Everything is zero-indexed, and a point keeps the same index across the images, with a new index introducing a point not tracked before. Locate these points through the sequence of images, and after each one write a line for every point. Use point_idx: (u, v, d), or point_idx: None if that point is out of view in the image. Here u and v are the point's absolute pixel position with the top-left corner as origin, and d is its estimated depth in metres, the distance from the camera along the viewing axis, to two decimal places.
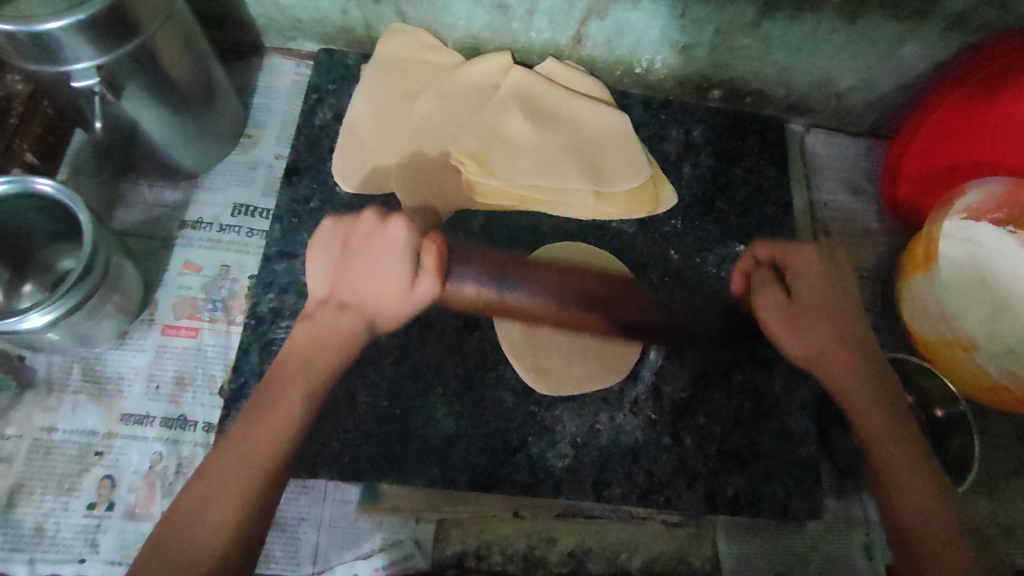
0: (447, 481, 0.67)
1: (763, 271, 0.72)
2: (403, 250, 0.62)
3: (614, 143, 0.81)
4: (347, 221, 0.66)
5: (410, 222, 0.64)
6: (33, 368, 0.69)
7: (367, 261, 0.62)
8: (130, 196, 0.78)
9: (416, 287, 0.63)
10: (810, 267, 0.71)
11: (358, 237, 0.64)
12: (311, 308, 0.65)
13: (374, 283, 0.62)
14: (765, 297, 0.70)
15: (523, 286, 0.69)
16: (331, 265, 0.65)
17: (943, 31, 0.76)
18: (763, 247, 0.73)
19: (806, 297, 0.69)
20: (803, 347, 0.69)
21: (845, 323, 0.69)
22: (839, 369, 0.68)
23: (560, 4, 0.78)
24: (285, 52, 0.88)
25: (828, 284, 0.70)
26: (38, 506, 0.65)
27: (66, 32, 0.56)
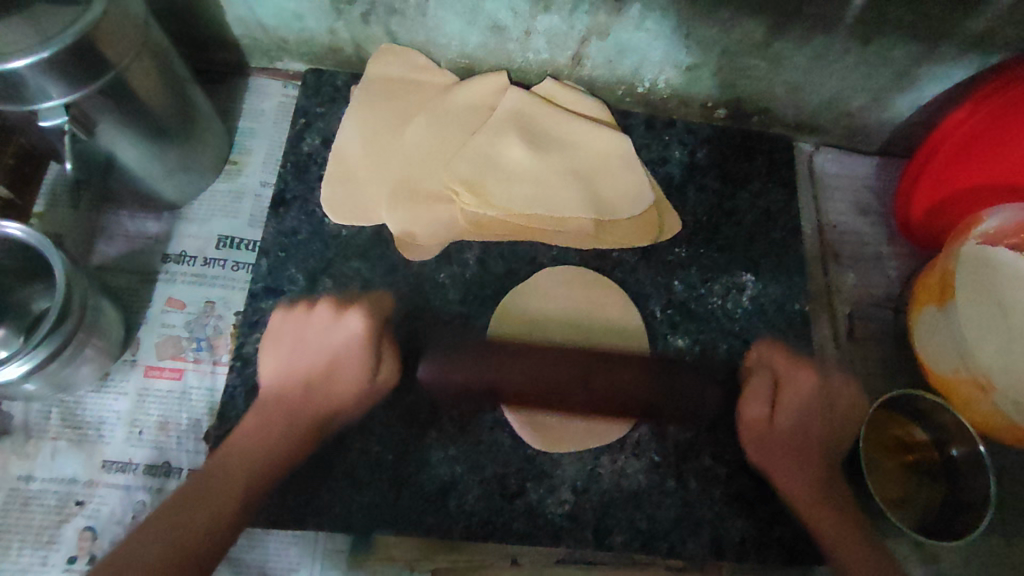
0: (442, 530, 0.64)
1: (761, 377, 0.65)
2: (362, 350, 0.61)
3: (615, 169, 0.78)
4: (297, 313, 0.63)
5: (371, 309, 0.62)
6: (9, 413, 0.67)
7: (319, 356, 0.61)
8: (110, 227, 0.75)
9: (376, 377, 0.63)
10: (801, 392, 0.64)
11: (312, 330, 0.62)
12: (262, 400, 0.61)
13: (325, 370, 0.61)
14: (750, 403, 0.64)
15: (511, 377, 0.65)
16: (276, 361, 0.62)
17: (960, 52, 0.72)
18: (767, 351, 0.66)
19: (784, 413, 0.64)
20: (759, 454, 0.65)
21: (819, 433, 0.65)
22: (797, 482, 0.64)
23: (558, 23, 0.74)
24: (271, 72, 0.85)
25: (820, 410, 0.64)
26: (16, 561, 0.62)
27: (32, 72, 0.52)
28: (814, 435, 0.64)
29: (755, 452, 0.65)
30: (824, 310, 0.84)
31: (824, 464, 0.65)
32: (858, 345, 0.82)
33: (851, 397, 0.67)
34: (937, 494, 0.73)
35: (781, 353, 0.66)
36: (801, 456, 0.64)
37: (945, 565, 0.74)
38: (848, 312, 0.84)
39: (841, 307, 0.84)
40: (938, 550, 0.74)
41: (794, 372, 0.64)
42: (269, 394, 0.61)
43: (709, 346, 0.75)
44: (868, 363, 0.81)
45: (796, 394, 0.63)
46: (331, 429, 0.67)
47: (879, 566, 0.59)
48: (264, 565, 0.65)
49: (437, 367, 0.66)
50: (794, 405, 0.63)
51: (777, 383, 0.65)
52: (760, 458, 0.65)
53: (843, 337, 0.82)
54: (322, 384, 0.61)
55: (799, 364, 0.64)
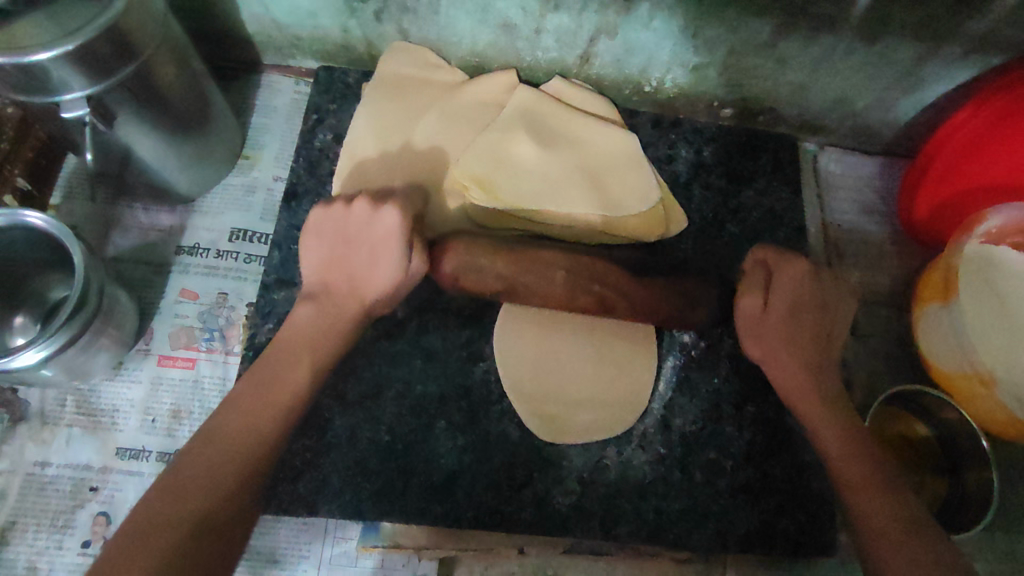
0: (451, 518, 0.65)
1: (757, 275, 0.67)
2: (399, 234, 0.61)
3: (623, 166, 0.79)
4: (337, 208, 0.65)
5: (403, 206, 0.63)
6: (25, 400, 0.68)
7: (366, 237, 0.63)
8: (125, 220, 0.76)
9: (411, 266, 0.63)
10: (788, 286, 0.67)
11: (353, 223, 0.64)
12: (312, 293, 0.65)
13: (368, 267, 0.63)
14: (744, 301, 0.68)
15: (523, 277, 0.65)
16: (322, 254, 0.65)
17: (964, 53, 0.73)
18: (762, 251, 0.67)
19: (780, 297, 0.67)
20: (761, 347, 0.68)
21: (806, 356, 0.67)
22: (832, 435, 0.63)
23: (567, 23, 0.75)
24: (284, 69, 0.86)
25: (818, 307, 0.68)
26: (31, 544, 0.63)
27: (55, 63, 0.54)
28: (806, 320, 0.67)
29: (753, 344, 0.68)
30: None
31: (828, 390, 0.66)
32: (862, 342, 0.83)
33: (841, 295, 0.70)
34: (939, 489, 0.74)
35: (772, 249, 0.68)
36: (799, 340, 0.67)
37: None
38: (852, 310, 0.84)
39: None
40: None
41: (778, 269, 0.67)
42: (316, 285, 0.65)
43: (714, 342, 0.76)
44: (873, 360, 0.82)
45: (793, 279, 0.67)
46: (342, 419, 0.68)
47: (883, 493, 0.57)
48: (274, 552, 0.66)
49: (457, 257, 0.63)
50: (787, 300, 0.67)
51: (769, 273, 0.68)
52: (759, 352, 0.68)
53: (848, 334, 0.83)
54: (359, 256, 0.64)
55: (790, 253, 0.68)
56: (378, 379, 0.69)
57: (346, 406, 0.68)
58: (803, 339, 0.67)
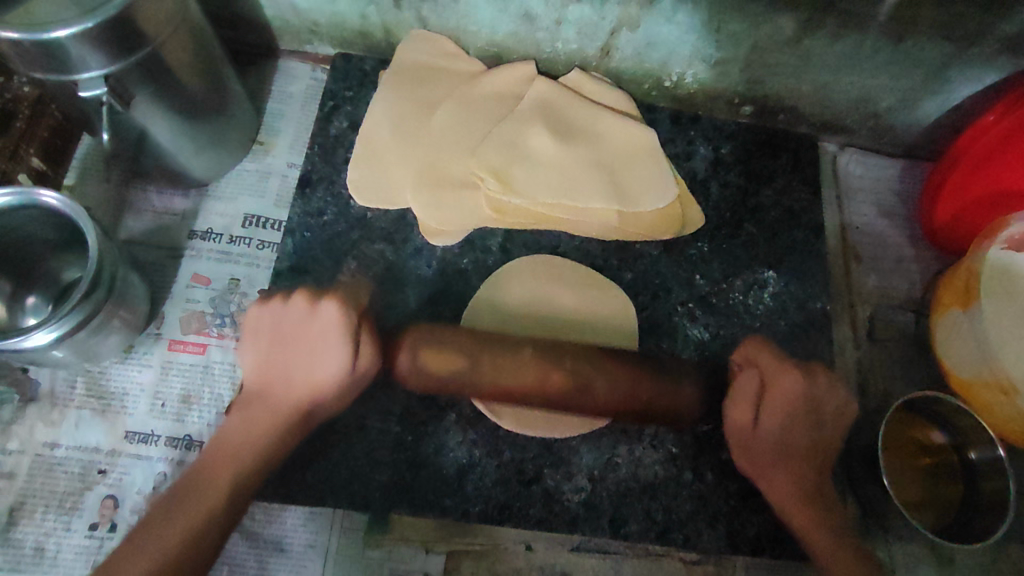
0: (459, 513, 0.65)
1: (748, 376, 0.63)
2: (337, 330, 0.59)
3: (641, 161, 0.77)
4: (274, 306, 0.61)
5: (347, 302, 0.60)
6: (36, 380, 0.68)
7: (306, 339, 0.59)
8: (138, 202, 0.76)
9: (355, 366, 0.59)
10: (789, 391, 0.62)
11: (289, 323, 0.60)
12: (245, 398, 0.61)
13: (308, 358, 0.59)
14: (743, 378, 0.63)
15: (501, 376, 0.61)
16: (257, 356, 0.61)
17: (994, 54, 0.72)
18: (754, 352, 0.64)
19: (771, 417, 0.62)
20: (749, 463, 0.65)
21: (807, 484, 0.63)
22: (782, 482, 0.64)
23: (589, 14, 0.74)
24: (301, 56, 0.86)
25: (805, 409, 0.63)
26: (40, 525, 0.63)
27: (74, 41, 0.53)
28: (800, 435, 0.63)
29: (745, 462, 0.65)
30: (844, 310, 0.83)
31: (813, 444, 0.64)
32: (878, 346, 0.82)
33: (844, 402, 0.64)
34: (952, 496, 0.72)
35: (769, 352, 0.64)
36: (777, 450, 0.63)
37: (961, 569, 0.74)
38: (868, 313, 0.83)
39: (862, 308, 0.83)
40: (953, 553, 0.74)
41: (774, 373, 0.62)
42: (252, 389, 0.61)
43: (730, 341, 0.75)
44: (888, 364, 0.81)
45: (783, 395, 0.62)
46: (352, 409, 0.68)
47: (858, 566, 0.60)
48: (281, 540, 0.66)
49: (414, 351, 0.61)
50: (781, 409, 0.62)
51: (766, 383, 0.63)
52: (748, 466, 0.65)
53: (863, 338, 0.82)
54: (299, 369, 0.60)
55: (785, 366, 0.63)
56: None
57: (356, 396, 0.68)
58: (787, 454, 0.63)
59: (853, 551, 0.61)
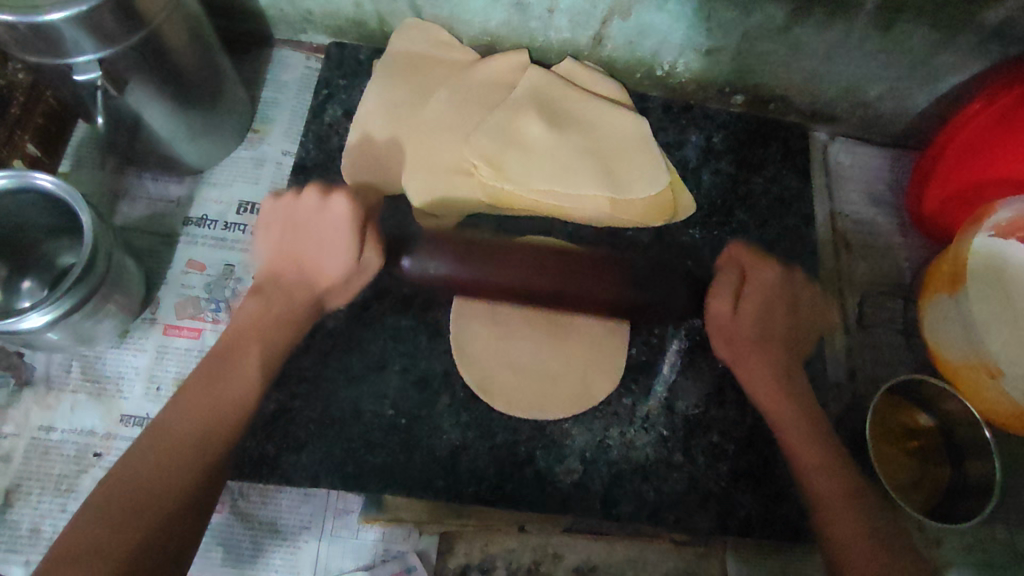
0: (452, 494, 0.65)
1: (727, 275, 0.67)
2: (347, 233, 0.64)
3: (632, 148, 0.78)
4: (286, 199, 0.67)
5: (354, 198, 0.65)
6: (31, 364, 0.68)
7: (317, 238, 0.65)
8: (133, 189, 0.76)
9: (362, 258, 0.66)
10: (765, 283, 0.67)
11: (301, 209, 0.65)
12: (258, 285, 0.66)
13: (316, 250, 0.65)
14: (715, 295, 0.67)
15: (509, 265, 0.64)
16: (274, 244, 0.67)
17: (980, 42, 0.73)
18: (735, 248, 0.69)
19: (749, 303, 0.67)
20: (730, 351, 0.69)
21: (794, 406, 0.66)
22: (760, 377, 0.67)
23: (581, 2, 0.75)
24: (295, 45, 0.86)
25: (777, 312, 0.67)
26: (35, 507, 0.63)
27: (68, 24, 0.53)
28: (779, 321, 0.68)
29: (725, 348, 0.69)
30: (834, 295, 0.84)
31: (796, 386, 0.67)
32: (867, 332, 0.83)
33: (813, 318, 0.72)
34: (940, 480, 0.73)
35: (745, 250, 0.69)
36: (761, 321, 0.67)
37: (947, 551, 0.74)
38: (858, 299, 0.84)
39: (851, 294, 0.84)
40: (940, 535, 0.75)
41: (750, 266, 0.68)
42: (265, 272, 0.67)
43: None
44: (877, 349, 0.82)
45: (760, 284, 0.67)
46: (346, 392, 0.68)
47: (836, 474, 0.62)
48: (275, 522, 0.66)
49: (421, 257, 0.65)
50: (759, 302, 0.67)
51: (745, 274, 0.68)
52: (727, 351, 0.69)
53: (853, 323, 0.83)
54: (310, 250, 0.65)
55: (759, 260, 0.68)
56: (382, 353, 0.70)
57: (350, 379, 0.69)
58: (769, 337, 0.68)
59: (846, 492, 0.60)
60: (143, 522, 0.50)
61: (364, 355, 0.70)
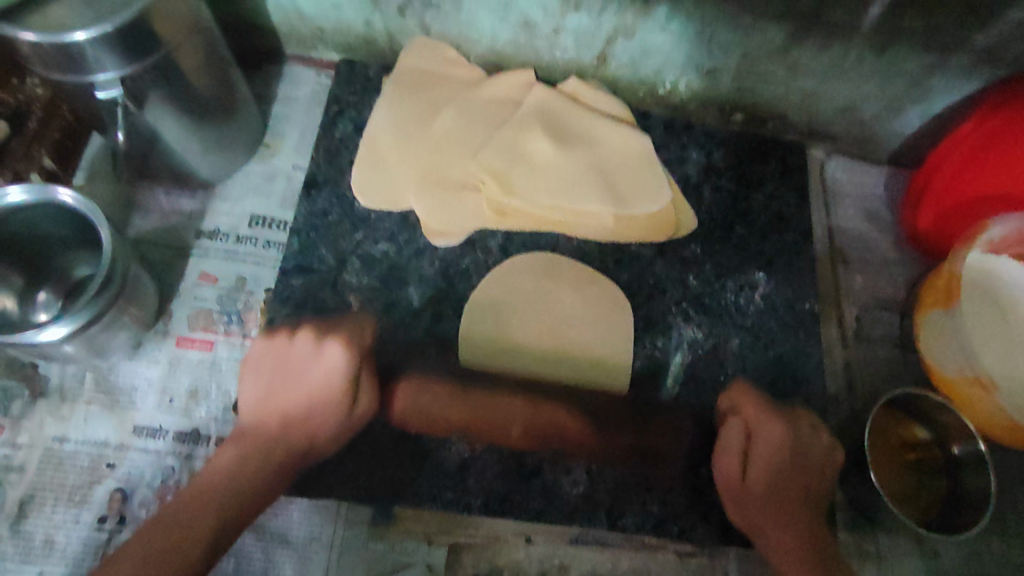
0: (461, 505, 0.67)
1: (733, 425, 0.68)
2: (343, 374, 0.64)
3: (636, 166, 0.80)
4: (281, 341, 0.67)
5: (349, 343, 0.66)
6: (45, 376, 0.69)
7: (307, 389, 0.64)
8: (146, 203, 0.78)
9: (355, 411, 0.66)
10: (769, 449, 0.67)
11: (293, 357, 0.66)
12: (241, 430, 0.63)
13: (305, 408, 0.64)
14: (722, 470, 0.68)
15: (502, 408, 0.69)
16: (258, 386, 0.65)
17: (971, 65, 0.75)
18: (735, 395, 0.71)
19: (755, 465, 0.67)
20: (748, 520, 0.67)
21: (811, 545, 0.65)
22: (784, 538, 0.65)
23: (587, 23, 0.77)
24: (306, 61, 0.88)
25: (793, 468, 0.67)
26: (49, 517, 0.64)
27: (92, 44, 0.55)
28: (788, 524, 0.65)
29: (740, 521, 0.67)
30: (832, 310, 0.86)
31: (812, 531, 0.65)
32: (864, 345, 0.84)
33: (827, 452, 0.69)
34: (938, 492, 0.75)
35: (754, 398, 0.70)
36: (775, 507, 0.66)
37: (945, 561, 0.76)
38: (856, 314, 0.86)
39: (849, 309, 0.86)
40: (938, 546, 0.76)
41: (760, 424, 0.68)
42: (247, 422, 0.64)
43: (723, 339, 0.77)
44: (875, 363, 0.83)
45: (768, 445, 0.67)
46: None
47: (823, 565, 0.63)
48: (287, 533, 0.67)
49: (405, 398, 0.69)
50: (766, 466, 0.66)
51: (748, 433, 0.68)
52: (746, 525, 0.67)
53: (851, 337, 0.85)
54: (297, 398, 0.64)
55: (771, 415, 0.69)
56: (392, 366, 0.71)
57: None
58: (779, 502, 0.66)
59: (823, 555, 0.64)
60: (203, 520, 0.56)
61: (374, 368, 0.71)
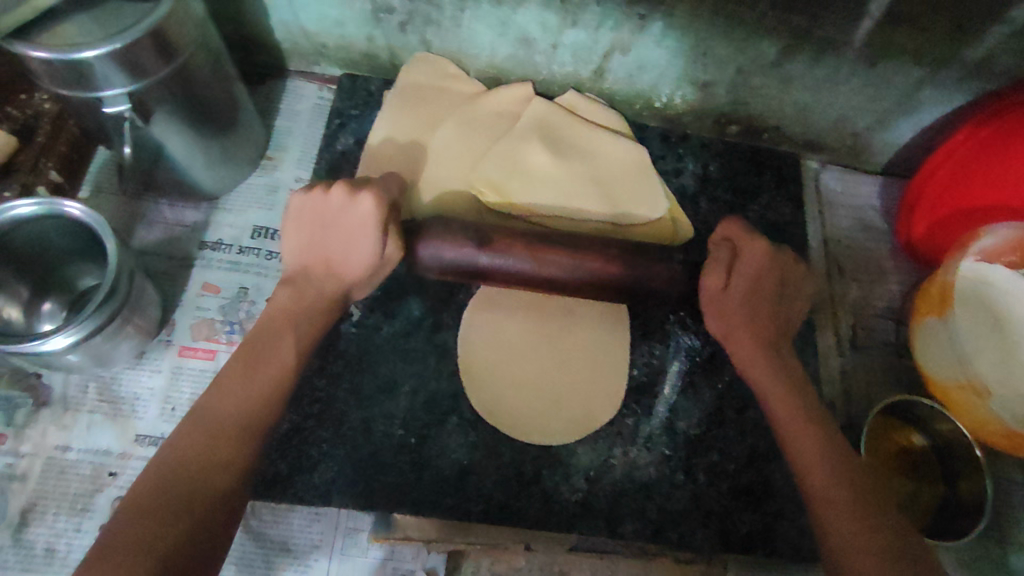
0: (461, 512, 0.67)
1: (722, 248, 0.66)
2: (373, 222, 0.60)
3: (632, 176, 0.81)
4: (315, 196, 0.63)
5: (380, 192, 0.62)
6: (48, 385, 0.70)
7: (343, 226, 0.62)
8: (151, 215, 0.79)
9: (385, 251, 0.63)
10: (755, 258, 0.65)
11: (328, 210, 0.62)
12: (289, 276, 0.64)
13: (342, 251, 0.62)
14: (709, 275, 0.65)
15: (548, 265, 0.66)
16: (299, 236, 0.64)
17: (960, 78, 0.77)
18: (727, 224, 0.67)
19: (740, 278, 0.65)
20: (721, 326, 0.67)
21: (782, 377, 0.64)
22: (756, 363, 0.65)
23: (584, 38, 0.79)
24: (308, 76, 0.90)
25: (771, 299, 0.66)
26: (51, 526, 0.65)
27: (101, 61, 0.56)
28: (762, 308, 0.66)
29: (716, 323, 0.67)
30: (828, 318, 0.87)
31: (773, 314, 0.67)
32: (860, 353, 0.85)
33: (803, 277, 0.69)
34: (933, 498, 0.75)
35: (737, 225, 0.67)
36: (749, 304, 0.66)
37: (942, 568, 0.76)
38: (851, 322, 0.87)
39: (845, 317, 0.87)
40: (936, 553, 0.77)
41: (749, 241, 0.66)
42: (294, 268, 0.64)
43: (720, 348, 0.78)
44: (871, 371, 0.84)
45: (753, 253, 0.65)
46: (357, 412, 0.70)
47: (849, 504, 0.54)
48: (287, 541, 0.68)
49: (438, 239, 0.65)
50: (745, 281, 0.65)
51: (735, 253, 0.66)
52: (721, 327, 0.67)
53: (847, 345, 0.85)
54: (335, 248, 0.63)
55: (753, 235, 0.66)
56: (392, 374, 0.72)
57: (361, 400, 0.70)
58: (750, 319, 0.66)
59: (843, 470, 0.57)
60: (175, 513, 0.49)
61: (375, 377, 0.72)
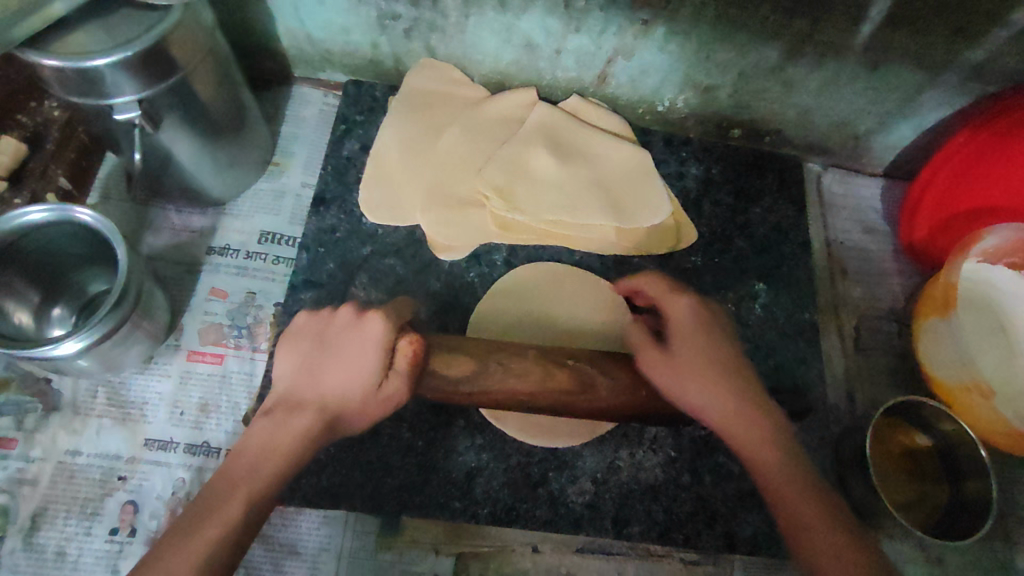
0: (468, 514, 0.67)
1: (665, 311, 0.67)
2: (377, 346, 0.59)
3: (636, 179, 0.82)
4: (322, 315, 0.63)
5: (389, 315, 0.61)
6: (58, 390, 0.70)
7: (342, 364, 0.59)
8: (158, 221, 0.80)
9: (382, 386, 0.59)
10: (683, 315, 0.66)
11: (334, 328, 0.61)
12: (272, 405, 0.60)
13: (342, 367, 0.59)
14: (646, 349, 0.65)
15: (512, 371, 0.63)
16: (294, 360, 0.62)
17: (960, 81, 0.78)
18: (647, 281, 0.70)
19: (684, 338, 0.64)
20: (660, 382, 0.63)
21: (738, 397, 0.62)
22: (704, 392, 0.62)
23: (587, 44, 0.80)
24: (314, 82, 0.91)
25: (704, 348, 0.64)
26: (61, 530, 0.65)
27: (112, 68, 0.57)
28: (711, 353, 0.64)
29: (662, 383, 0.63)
30: (831, 320, 0.87)
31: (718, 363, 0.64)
32: (864, 355, 0.86)
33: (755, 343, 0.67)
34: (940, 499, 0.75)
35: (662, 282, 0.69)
36: (694, 360, 0.63)
37: (948, 568, 0.76)
38: (854, 323, 0.87)
39: (848, 319, 0.87)
40: (942, 553, 0.77)
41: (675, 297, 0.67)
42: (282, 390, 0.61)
43: None
44: (875, 372, 0.85)
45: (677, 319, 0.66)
46: None
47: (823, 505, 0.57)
48: (295, 544, 0.68)
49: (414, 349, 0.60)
50: (690, 335, 0.64)
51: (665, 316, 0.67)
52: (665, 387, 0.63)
53: (851, 346, 0.86)
54: (329, 380, 0.59)
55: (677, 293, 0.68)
56: None
57: None
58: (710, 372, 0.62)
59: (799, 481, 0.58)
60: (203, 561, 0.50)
61: None
